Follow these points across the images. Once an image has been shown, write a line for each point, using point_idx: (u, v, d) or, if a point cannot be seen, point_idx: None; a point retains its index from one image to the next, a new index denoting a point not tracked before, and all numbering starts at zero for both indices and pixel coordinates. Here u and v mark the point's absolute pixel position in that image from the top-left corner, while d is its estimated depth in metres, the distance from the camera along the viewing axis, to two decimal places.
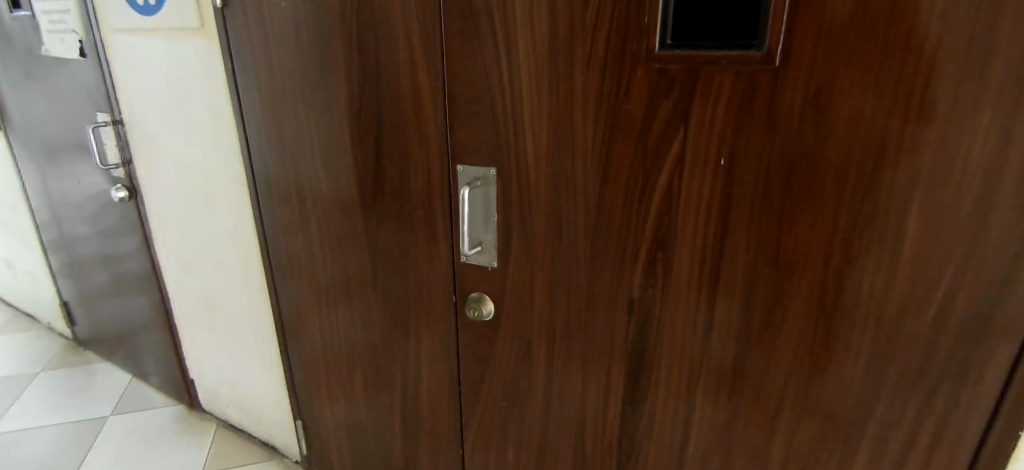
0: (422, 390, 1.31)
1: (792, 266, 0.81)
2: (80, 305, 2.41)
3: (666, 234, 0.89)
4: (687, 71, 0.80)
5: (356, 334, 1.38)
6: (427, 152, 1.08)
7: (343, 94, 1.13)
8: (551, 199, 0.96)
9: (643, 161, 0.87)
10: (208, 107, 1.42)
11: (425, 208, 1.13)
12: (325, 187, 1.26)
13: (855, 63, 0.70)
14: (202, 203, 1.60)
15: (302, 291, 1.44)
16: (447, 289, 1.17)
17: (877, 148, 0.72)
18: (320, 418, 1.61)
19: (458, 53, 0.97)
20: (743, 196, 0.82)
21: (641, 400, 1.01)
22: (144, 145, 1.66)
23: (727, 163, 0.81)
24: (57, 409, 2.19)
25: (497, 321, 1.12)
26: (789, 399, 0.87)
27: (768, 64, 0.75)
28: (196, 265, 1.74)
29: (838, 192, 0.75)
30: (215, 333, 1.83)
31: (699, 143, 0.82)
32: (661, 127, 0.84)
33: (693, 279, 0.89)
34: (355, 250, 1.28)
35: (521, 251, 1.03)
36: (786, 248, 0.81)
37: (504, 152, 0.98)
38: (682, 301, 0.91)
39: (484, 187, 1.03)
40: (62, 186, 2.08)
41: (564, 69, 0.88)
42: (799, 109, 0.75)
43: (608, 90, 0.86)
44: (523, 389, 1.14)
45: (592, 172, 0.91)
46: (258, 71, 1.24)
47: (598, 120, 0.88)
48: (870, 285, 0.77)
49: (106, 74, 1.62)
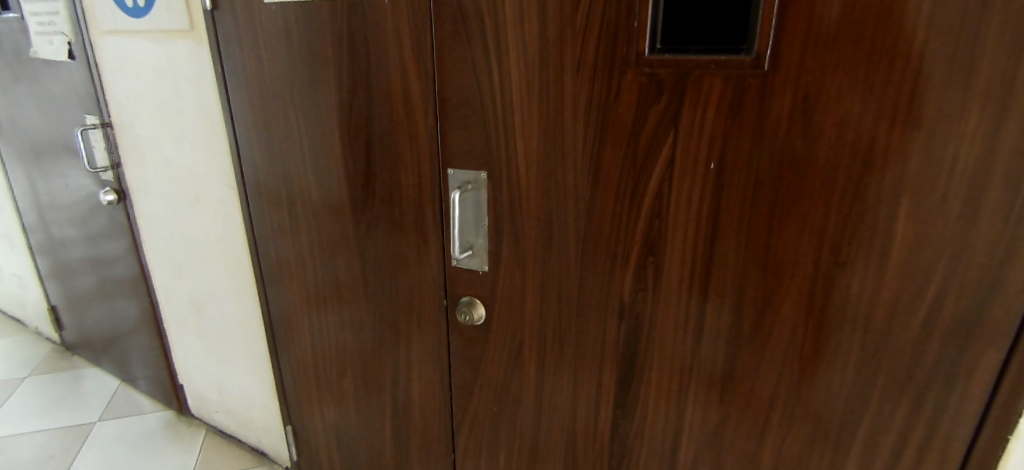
0: (413, 394, 1.30)
1: (781, 270, 0.81)
2: (67, 309, 2.39)
3: (657, 238, 0.88)
4: (677, 76, 0.80)
5: (347, 340, 1.37)
6: (417, 155, 1.07)
7: (333, 96, 1.12)
8: (542, 201, 0.96)
9: (633, 166, 0.87)
10: (197, 108, 1.41)
11: (415, 211, 1.12)
12: (315, 192, 1.25)
13: (842, 68, 0.71)
14: (191, 208, 1.58)
15: (292, 294, 1.43)
16: (437, 292, 1.16)
17: (864, 152, 0.72)
18: (310, 423, 1.59)
19: (449, 56, 0.97)
20: (732, 200, 0.82)
21: (632, 404, 1.00)
22: (133, 149, 1.65)
23: (717, 167, 0.81)
24: (44, 413, 2.16)
25: (487, 326, 1.12)
26: (780, 402, 0.87)
27: (757, 69, 0.75)
28: (185, 268, 1.72)
29: (827, 195, 0.76)
30: (204, 336, 1.81)
31: (689, 146, 0.82)
32: (651, 131, 0.84)
33: (683, 283, 0.89)
34: (345, 253, 1.27)
35: (512, 255, 1.03)
36: (776, 251, 0.81)
37: (495, 155, 0.98)
38: (672, 304, 0.91)
39: (474, 190, 1.02)
40: (51, 189, 2.06)
41: (553, 73, 0.88)
42: (787, 113, 0.75)
43: (597, 94, 0.86)
44: (514, 393, 1.14)
45: (583, 175, 0.91)
46: (248, 74, 1.24)
47: (588, 123, 0.88)
48: (857, 289, 0.77)
49: (96, 77, 1.61)
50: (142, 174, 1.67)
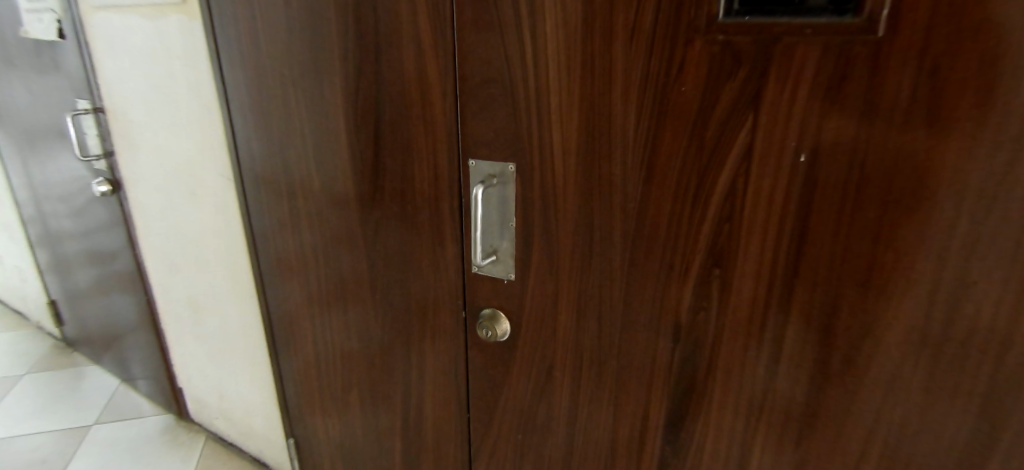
0: (425, 413, 1.16)
1: (887, 290, 0.65)
2: (67, 304, 2.28)
3: (726, 247, 0.72)
4: (759, 45, 0.63)
5: (353, 350, 1.23)
6: (433, 144, 0.92)
7: (338, 74, 0.97)
8: (582, 199, 0.80)
9: (699, 157, 0.70)
10: (191, 90, 1.27)
11: (430, 208, 0.97)
12: (317, 184, 1.11)
13: (989, 32, 0.53)
14: (187, 200, 1.45)
15: (294, 296, 1.29)
16: (454, 302, 1.01)
17: (1013, 144, 0.55)
18: (313, 437, 1.46)
19: (472, 26, 0.81)
20: (825, 202, 0.65)
21: (684, 441, 0.85)
22: (126, 137, 1.52)
23: (808, 161, 0.65)
24: (40, 415, 2.06)
25: (511, 343, 0.97)
26: (874, 450, 0.71)
27: (868, 35, 0.58)
28: (182, 265, 1.59)
29: (956, 198, 0.59)
30: (202, 338, 1.68)
31: (773, 135, 0.66)
32: (723, 115, 0.67)
33: (757, 302, 0.72)
34: (351, 254, 1.12)
35: (543, 262, 0.87)
36: (881, 267, 0.64)
37: (524, 145, 0.82)
38: (741, 327, 0.75)
39: (500, 186, 0.87)
40: (47, 179, 1.95)
41: (600, 44, 0.72)
42: (907, 92, 0.58)
43: (655, 68, 0.70)
44: (541, 420, 0.99)
45: (634, 168, 0.75)
46: (244, 50, 1.09)
47: (642, 105, 0.72)
48: (989, 322, 0.60)
49: (86, 58, 1.48)
50: (136, 163, 1.54)
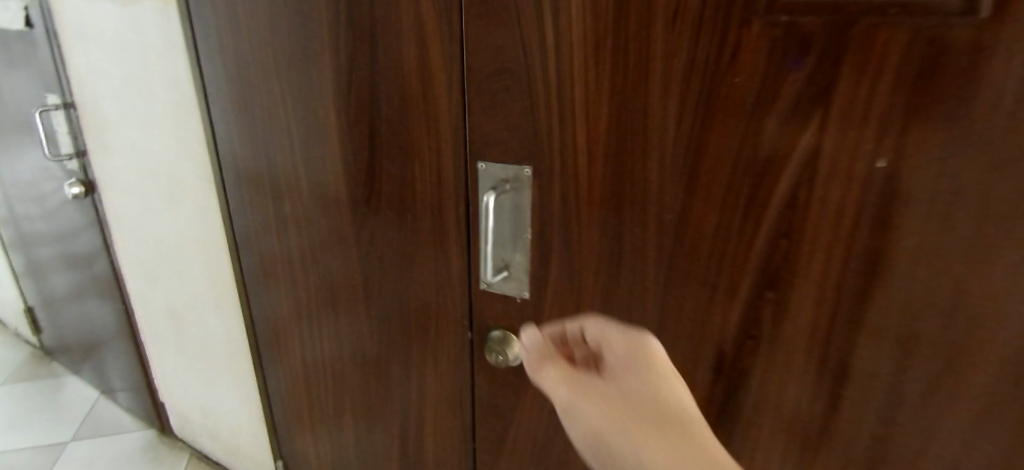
0: (426, 440, 1.06)
1: (978, 324, 0.54)
2: (43, 310, 2.15)
3: (782, 265, 0.63)
4: (832, 28, 0.53)
5: (346, 370, 1.12)
6: (437, 145, 0.81)
7: (327, 63, 0.86)
8: (611, 208, 0.70)
9: (751, 161, 0.60)
10: (167, 82, 1.16)
11: (433, 217, 0.86)
12: (305, 186, 1.00)
13: None
14: (166, 203, 1.34)
15: (281, 308, 1.18)
16: (460, 321, 0.91)
17: None
18: (303, 459, 1.36)
19: (483, 10, 0.70)
20: (905, 218, 0.55)
21: None
22: (99, 134, 1.40)
23: (887, 168, 0.54)
24: (14, 430, 1.94)
25: (524, 368, 0.87)
26: None
27: (969, 16, 0.47)
28: (161, 274, 1.48)
29: None
30: (184, 351, 1.57)
31: (844, 136, 0.55)
32: (784, 112, 0.57)
33: (818, 329, 0.63)
34: (344, 265, 1.01)
35: (563, 280, 0.77)
36: (971, 297, 0.54)
37: (542, 147, 0.72)
38: (797, 355, 0.65)
39: (514, 193, 0.76)
40: (19, 179, 1.83)
41: (635, 27, 0.61)
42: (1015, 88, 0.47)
43: (702, 56, 0.59)
44: (556, 454, 0.89)
45: (673, 172, 0.65)
46: (223, 37, 0.98)
47: (684, 99, 0.61)
48: None
49: (56, 49, 1.37)
50: (110, 163, 1.42)
